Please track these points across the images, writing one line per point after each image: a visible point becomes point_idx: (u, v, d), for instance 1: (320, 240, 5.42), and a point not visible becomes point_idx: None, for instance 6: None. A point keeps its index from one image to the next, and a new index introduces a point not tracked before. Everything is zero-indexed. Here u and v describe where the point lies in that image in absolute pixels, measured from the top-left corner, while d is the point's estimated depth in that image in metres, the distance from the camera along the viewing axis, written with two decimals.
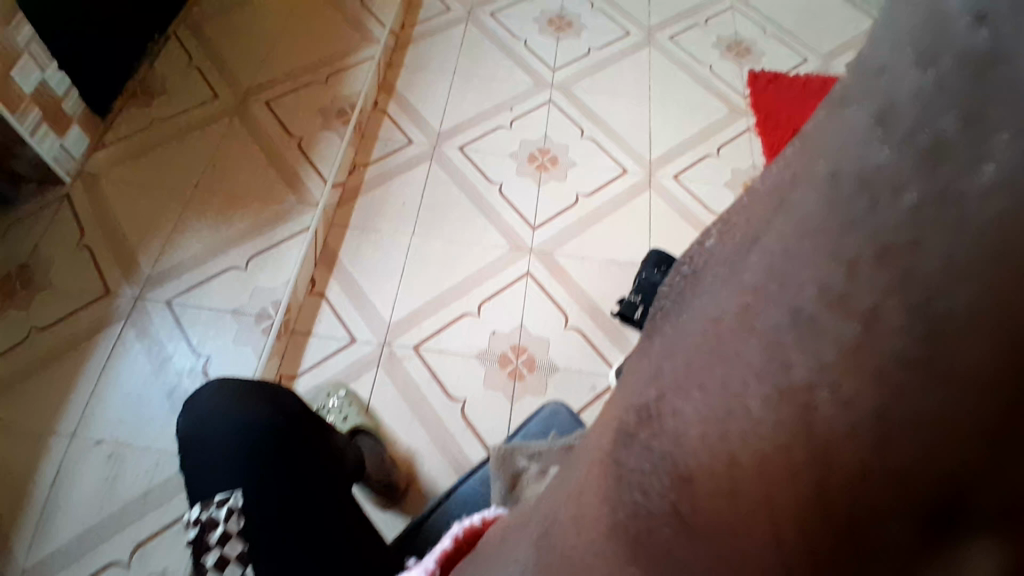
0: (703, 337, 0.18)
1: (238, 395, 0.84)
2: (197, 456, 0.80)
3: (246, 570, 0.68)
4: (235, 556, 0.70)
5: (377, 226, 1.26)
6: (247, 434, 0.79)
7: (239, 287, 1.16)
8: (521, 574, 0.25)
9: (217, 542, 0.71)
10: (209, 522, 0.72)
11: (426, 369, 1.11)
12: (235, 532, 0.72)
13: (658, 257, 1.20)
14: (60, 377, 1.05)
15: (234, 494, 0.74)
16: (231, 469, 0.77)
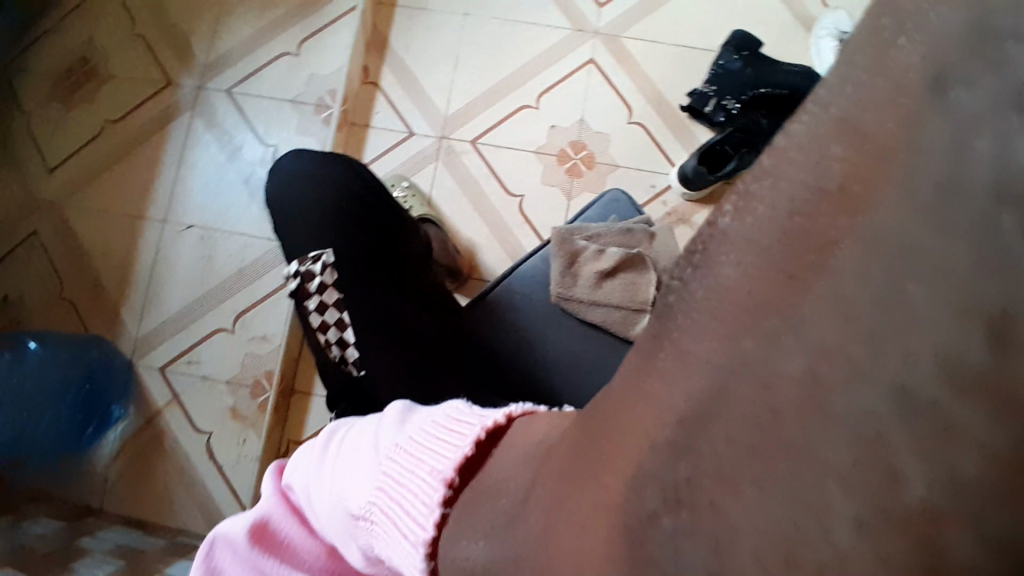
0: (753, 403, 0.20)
1: (321, 168, 0.86)
2: (286, 219, 0.87)
3: (341, 313, 0.82)
4: (333, 302, 0.83)
5: (431, 4, 1.16)
6: (331, 202, 0.85)
7: (293, 74, 1.13)
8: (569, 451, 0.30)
9: (317, 290, 0.84)
10: (307, 275, 0.84)
11: (483, 163, 1.11)
12: (330, 283, 0.83)
13: (739, 41, 1.10)
14: (142, 168, 1.12)
15: (326, 253, 0.84)
16: (322, 229, 0.85)
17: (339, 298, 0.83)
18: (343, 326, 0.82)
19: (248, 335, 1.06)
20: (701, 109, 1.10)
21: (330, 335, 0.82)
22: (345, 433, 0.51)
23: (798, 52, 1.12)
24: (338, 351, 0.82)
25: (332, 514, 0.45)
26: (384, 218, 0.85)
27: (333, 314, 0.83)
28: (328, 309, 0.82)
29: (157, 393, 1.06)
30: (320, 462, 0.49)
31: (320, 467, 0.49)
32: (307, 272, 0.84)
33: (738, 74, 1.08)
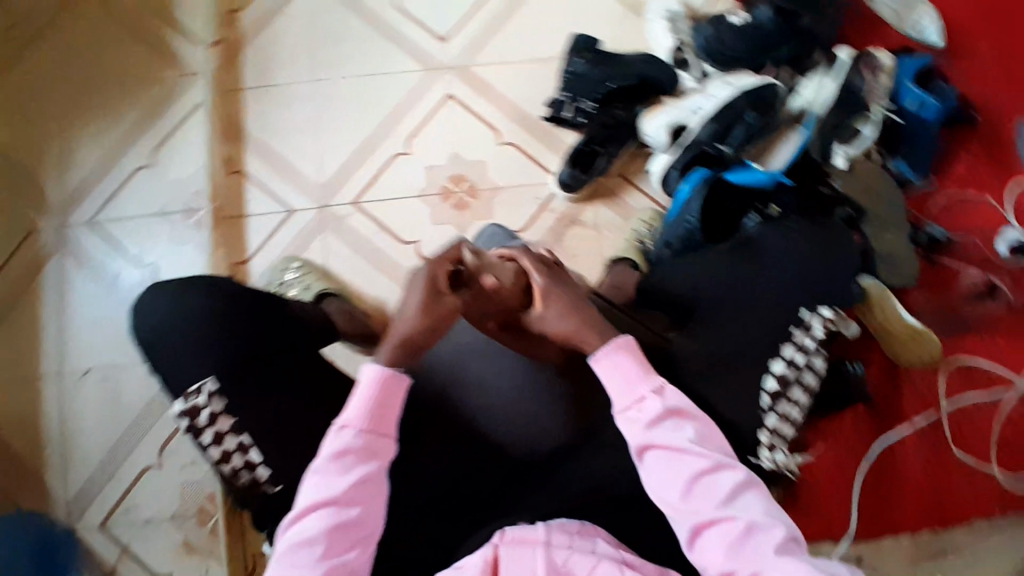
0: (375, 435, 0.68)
1: (186, 299, 0.81)
2: (165, 353, 0.80)
3: (242, 438, 0.78)
4: (229, 430, 0.78)
5: (277, 77, 1.15)
6: (206, 326, 0.79)
7: (154, 187, 1.09)
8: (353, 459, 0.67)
9: (209, 423, 0.77)
10: (194, 410, 0.77)
11: (370, 220, 1.11)
12: (221, 411, 0.77)
13: (582, 44, 1.12)
14: (23, 325, 1.06)
15: (208, 383, 0.77)
16: (206, 357, 0.78)
17: (234, 423, 0.78)
18: (247, 449, 0.78)
19: (178, 463, 1.02)
20: (560, 116, 1.12)
21: (237, 460, 0.78)
22: (314, 486, 0.66)
23: (636, 40, 1.19)
24: (248, 476, 0.79)
25: (328, 508, 0.65)
26: (264, 320, 0.81)
27: (233, 440, 0.78)
28: (227, 439, 0.77)
29: (102, 553, 1.00)
30: (327, 506, 0.65)
31: (321, 509, 0.65)
32: (194, 407, 0.77)
33: (585, 76, 1.10)
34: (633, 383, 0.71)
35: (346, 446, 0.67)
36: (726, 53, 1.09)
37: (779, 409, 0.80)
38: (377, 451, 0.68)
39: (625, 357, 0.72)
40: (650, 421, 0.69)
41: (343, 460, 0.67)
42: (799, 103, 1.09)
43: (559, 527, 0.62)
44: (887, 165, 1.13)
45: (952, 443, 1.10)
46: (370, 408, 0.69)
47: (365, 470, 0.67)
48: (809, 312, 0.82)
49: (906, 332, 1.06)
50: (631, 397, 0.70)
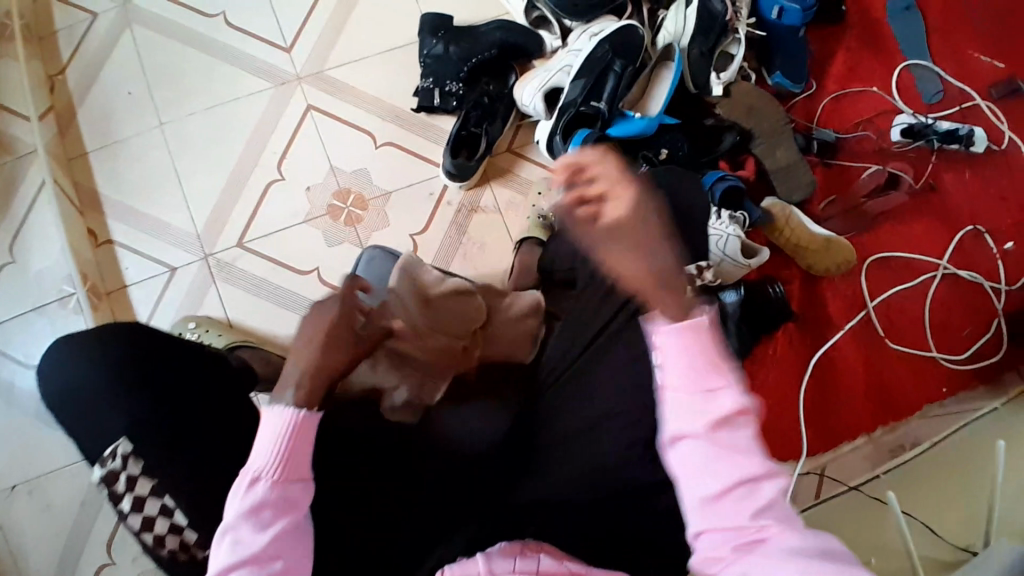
0: (298, 474, 0.59)
1: (86, 357, 0.69)
2: (79, 419, 0.67)
3: (168, 499, 0.62)
4: (150, 491, 0.62)
5: (121, 133, 1.07)
6: (126, 374, 0.68)
7: (22, 281, 1.01)
8: (271, 506, 0.57)
9: (127, 488, 0.62)
10: (111, 476, 0.63)
11: (263, 259, 1.05)
12: (139, 471, 0.63)
13: (433, 25, 1.08)
14: None
15: (121, 443, 0.64)
16: (130, 411, 0.66)
17: (156, 483, 0.62)
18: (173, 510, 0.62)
19: (129, 557, 0.96)
20: (432, 104, 1.08)
21: (157, 528, 0.61)
22: (225, 544, 0.55)
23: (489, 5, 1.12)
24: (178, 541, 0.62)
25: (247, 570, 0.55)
26: (188, 367, 0.70)
27: (155, 503, 0.62)
28: (147, 501, 0.61)
29: None
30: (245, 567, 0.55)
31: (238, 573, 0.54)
32: (110, 472, 0.62)
33: (445, 57, 1.07)
34: (699, 368, 0.56)
35: (260, 500, 0.57)
36: (580, 2, 1.05)
37: None
38: (298, 492, 0.59)
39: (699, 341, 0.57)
40: (719, 427, 0.55)
41: (260, 510, 0.57)
42: (667, 38, 1.07)
43: (500, 553, 0.58)
44: (765, 82, 1.12)
45: (886, 336, 1.13)
46: (282, 454, 0.58)
47: (284, 523, 0.57)
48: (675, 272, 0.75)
49: (819, 241, 1.07)
50: (702, 387, 0.56)
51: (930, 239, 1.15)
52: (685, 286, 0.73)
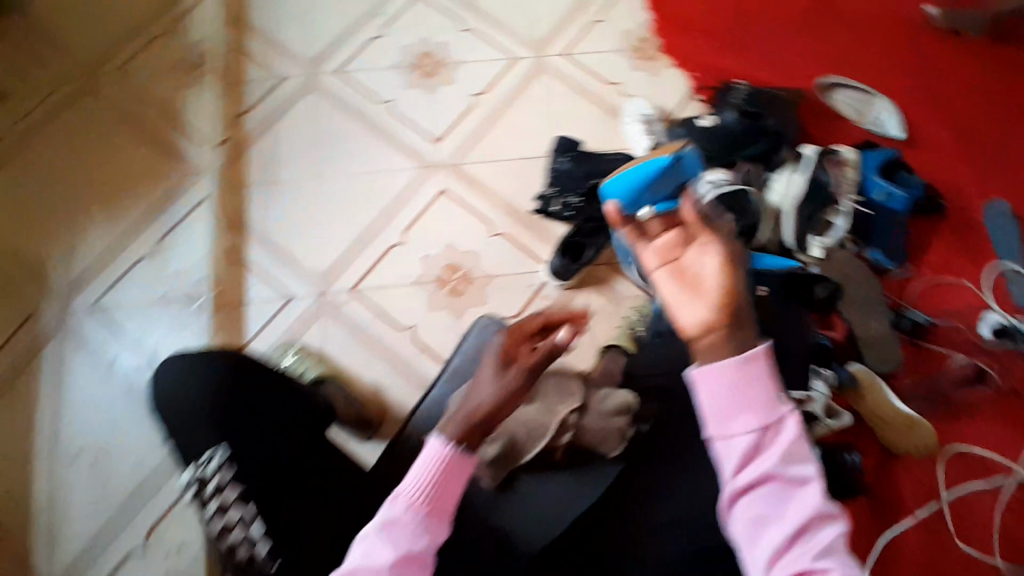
0: (437, 505, 0.66)
1: (202, 365, 0.75)
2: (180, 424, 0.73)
3: (250, 506, 0.68)
4: (236, 499, 0.69)
5: (277, 176, 1.22)
6: (212, 391, 0.74)
7: (157, 275, 1.14)
8: (410, 526, 0.65)
9: (215, 493, 0.69)
10: (204, 478, 0.70)
11: (369, 308, 1.14)
12: (229, 481, 0.69)
13: (565, 145, 1.20)
14: (10, 415, 1.05)
15: (220, 450, 0.70)
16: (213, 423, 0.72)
17: (241, 492, 0.69)
18: (251, 522, 0.68)
19: (159, 553, 0.99)
20: (548, 209, 1.17)
21: (237, 536, 0.68)
22: (363, 549, 0.64)
23: (615, 139, 1.27)
24: (247, 554, 0.68)
25: None
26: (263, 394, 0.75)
27: (237, 513, 0.68)
28: (234, 507, 0.68)
29: None
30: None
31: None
32: (203, 475, 0.70)
33: (570, 174, 1.18)
34: (764, 404, 0.65)
35: (398, 517, 0.65)
36: (699, 152, 1.18)
37: None
38: (434, 524, 0.66)
39: (759, 373, 0.65)
40: (784, 449, 0.64)
41: (395, 528, 0.64)
42: (775, 197, 1.14)
43: None
44: (862, 254, 1.19)
45: (956, 534, 1.08)
46: (429, 485, 0.66)
47: (412, 548, 0.64)
48: None
49: (901, 421, 1.08)
50: (764, 421, 0.65)
51: (1010, 440, 1.13)
52: None
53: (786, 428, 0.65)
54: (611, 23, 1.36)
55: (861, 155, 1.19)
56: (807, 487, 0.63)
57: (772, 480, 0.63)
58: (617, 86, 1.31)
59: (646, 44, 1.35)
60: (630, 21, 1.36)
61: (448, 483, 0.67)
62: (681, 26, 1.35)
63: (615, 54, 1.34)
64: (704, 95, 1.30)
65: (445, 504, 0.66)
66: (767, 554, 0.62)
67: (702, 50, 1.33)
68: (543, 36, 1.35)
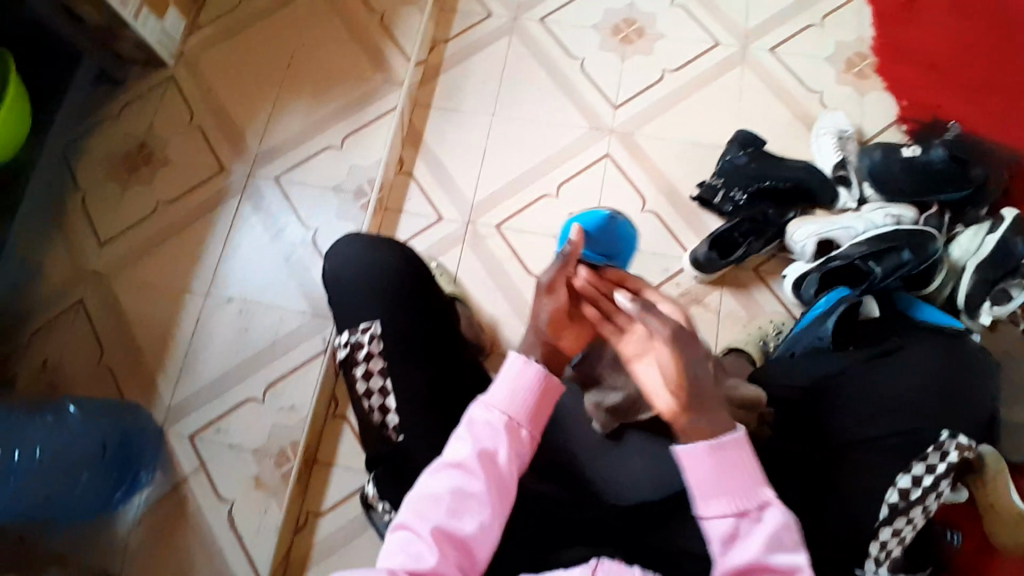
0: (520, 410, 0.74)
1: (374, 247, 0.83)
2: (342, 298, 0.82)
3: (387, 381, 0.77)
4: (378, 371, 0.77)
5: (458, 103, 1.29)
6: (379, 272, 0.81)
7: (336, 164, 1.25)
8: (492, 429, 0.72)
9: (363, 361, 0.78)
10: (356, 345, 0.78)
11: (507, 247, 1.19)
12: (377, 353, 0.78)
13: (745, 139, 1.19)
14: (188, 252, 1.21)
15: (374, 325, 0.79)
16: (382, 298, 0.80)
17: (384, 368, 0.78)
18: (388, 394, 0.77)
19: (277, 404, 1.11)
20: (710, 199, 1.18)
21: (374, 402, 0.77)
22: (451, 448, 0.72)
23: (798, 148, 1.22)
24: (378, 419, 0.77)
25: (456, 471, 0.70)
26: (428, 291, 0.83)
27: (378, 381, 0.77)
28: (373, 377, 0.77)
29: (185, 459, 1.10)
30: (456, 471, 0.70)
31: (452, 469, 0.70)
32: (356, 341, 0.78)
33: (744, 169, 1.16)
34: (742, 490, 0.67)
35: (491, 422, 0.73)
36: (893, 182, 1.13)
37: (895, 526, 0.77)
38: (515, 431, 0.73)
39: (734, 456, 0.68)
40: (764, 537, 0.65)
41: (479, 429, 0.72)
42: (955, 252, 1.08)
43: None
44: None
45: None
46: (521, 399, 0.74)
47: (497, 451, 0.71)
48: (948, 436, 0.79)
49: (1013, 514, 0.96)
50: (742, 506, 0.67)
51: None
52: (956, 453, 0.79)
53: (766, 515, 0.66)
54: (827, 31, 1.29)
55: None
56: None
57: (760, 570, 0.65)
58: (816, 95, 1.25)
59: (860, 59, 1.27)
60: (847, 32, 1.29)
61: (530, 393, 0.74)
62: (905, 49, 1.26)
63: (825, 63, 1.27)
64: (907, 126, 1.22)
65: (529, 410, 0.74)
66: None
67: (919, 79, 1.24)
68: (751, 28, 1.30)
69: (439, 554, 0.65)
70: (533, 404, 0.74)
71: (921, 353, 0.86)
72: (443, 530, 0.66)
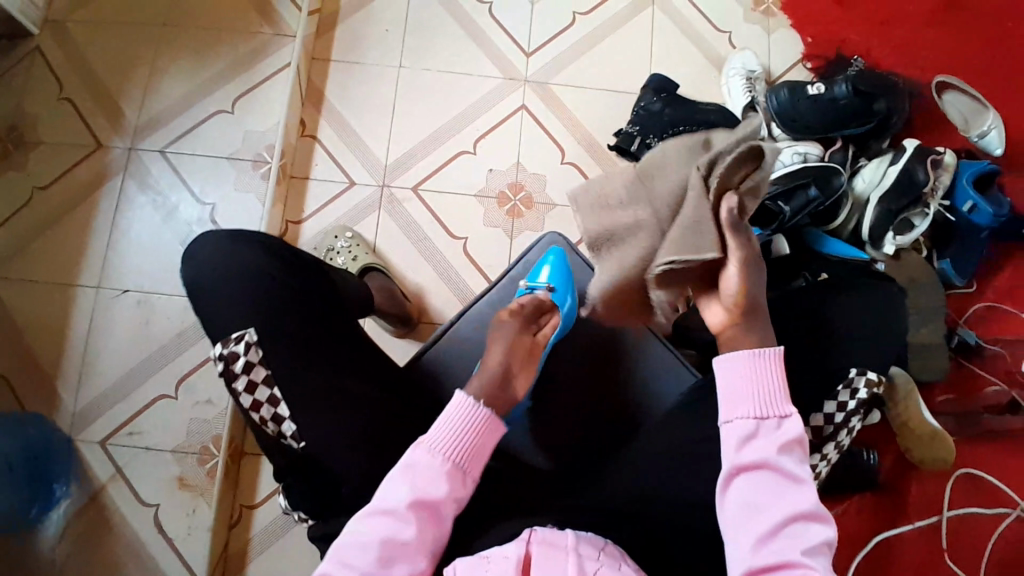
0: (460, 457, 0.62)
1: (236, 248, 0.76)
2: (212, 299, 0.74)
3: (274, 389, 0.69)
4: (263, 380, 0.70)
5: (361, 57, 1.20)
6: (245, 275, 0.74)
7: (232, 132, 1.14)
8: (429, 474, 0.60)
9: (244, 371, 0.70)
10: (231, 357, 0.70)
11: (426, 209, 1.14)
12: (258, 360, 0.70)
13: (660, 84, 1.17)
14: (72, 242, 1.09)
15: (247, 333, 0.71)
16: (255, 298, 0.73)
17: (269, 373, 0.70)
18: (276, 403, 0.69)
19: (193, 399, 1.04)
20: (627, 148, 1.13)
21: (264, 413, 0.69)
22: (380, 495, 0.60)
23: (712, 90, 1.21)
24: (274, 429, 0.70)
25: (385, 519, 0.58)
26: (304, 282, 0.78)
27: (265, 391, 0.69)
28: (258, 388, 0.69)
29: (97, 468, 1.02)
30: (384, 519, 0.58)
31: (377, 520, 0.58)
32: (230, 353, 0.70)
33: (659, 115, 1.14)
34: (772, 399, 0.61)
35: (421, 462, 0.61)
36: (801, 119, 1.13)
37: (812, 464, 0.81)
38: (455, 479, 0.61)
39: (771, 370, 0.62)
40: (785, 442, 0.59)
41: (416, 475, 0.60)
42: (860, 185, 1.11)
43: (586, 541, 0.63)
44: (932, 263, 1.14)
45: (943, 550, 1.06)
46: (456, 433, 0.62)
47: (431, 494, 0.59)
48: (857, 372, 0.81)
49: (926, 432, 1.03)
50: (768, 414, 0.61)
51: None
52: (864, 386, 0.80)
53: (786, 425, 0.60)
54: None
55: (960, 163, 1.11)
56: (803, 485, 0.58)
57: (767, 470, 0.59)
58: (727, 34, 1.24)
59: None
60: None
61: (473, 432, 0.63)
62: None
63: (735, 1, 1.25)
64: (812, 63, 1.23)
65: (469, 457, 0.62)
66: (749, 546, 0.57)
67: (824, 13, 1.24)
68: None
69: None
70: (477, 449, 0.63)
71: (830, 288, 0.88)
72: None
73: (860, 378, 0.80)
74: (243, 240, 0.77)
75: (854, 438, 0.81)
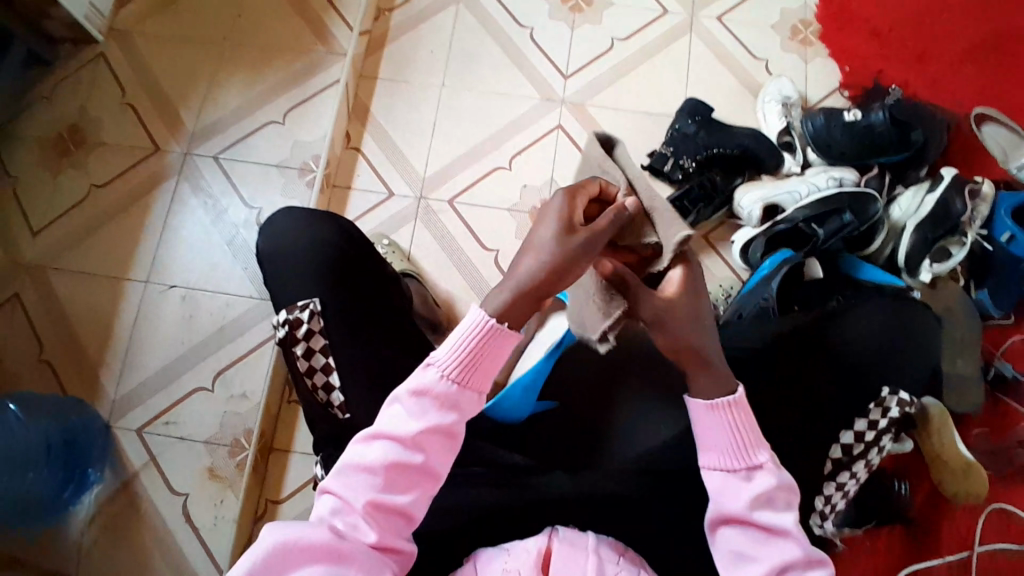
0: (469, 383, 0.61)
1: (316, 221, 0.80)
2: (274, 277, 0.78)
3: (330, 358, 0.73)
4: (321, 348, 0.73)
5: (406, 76, 1.25)
6: (311, 252, 0.77)
7: (281, 141, 1.20)
8: (439, 397, 0.60)
9: (304, 337, 0.73)
10: (295, 322, 0.74)
11: (460, 221, 1.17)
12: (318, 330, 0.73)
13: (693, 108, 1.19)
14: (125, 238, 1.16)
15: (313, 302, 0.74)
16: (310, 276, 0.76)
17: (327, 344, 0.73)
18: (332, 371, 0.73)
19: (229, 392, 1.08)
20: (661, 168, 1.17)
21: (318, 379, 0.73)
22: (390, 416, 0.61)
23: (744, 115, 1.23)
24: (323, 397, 0.73)
25: (392, 445, 0.59)
26: (368, 258, 0.80)
27: (321, 359, 0.73)
28: (316, 354, 0.73)
29: (133, 454, 1.06)
30: (390, 443, 0.59)
31: (385, 446, 0.59)
32: (295, 318, 0.74)
33: (693, 138, 1.17)
34: (743, 447, 0.63)
35: (428, 386, 0.60)
36: (835, 145, 1.14)
37: (839, 481, 0.82)
38: (463, 396, 0.61)
39: (738, 419, 0.64)
40: (759, 492, 0.62)
41: (424, 398, 0.60)
42: (897, 213, 1.11)
43: (604, 542, 0.63)
44: (969, 293, 1.12)
45: None
46: (462, 353, 0.60)
47: (440, 419, 0.59)
48: (889, 391, 0.83)
49: (960, 464, 1.00)
50: (739, 466, 0.63)
51: None
52: (896, 406, 0.82)
53: (757, 475, 0.63)
54: None
55: (999, 195, 1.10)
56: (785, 534, 0.61)
57: (746, 522, 0.62)
58: (763, 62, 1.26)
59: (805, 26, 1.28)
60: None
61: (479, 354, 0.61)
62: (846, 14, 1.27)
63: (771, 30, 1.28)
64: (849, 92, 1.24)
65: (480, 379, 0.61)
66: None
67: (859, 45, 1.25)
68: None
69: (376, 530, 0.57)
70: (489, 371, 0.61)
71: (867, 311, 0.86)
72: (378, 505, 0.58)
73: (892, 398, 0.82)
74: (312, 217, 0.80)
75: (884, 457, 0.82)
